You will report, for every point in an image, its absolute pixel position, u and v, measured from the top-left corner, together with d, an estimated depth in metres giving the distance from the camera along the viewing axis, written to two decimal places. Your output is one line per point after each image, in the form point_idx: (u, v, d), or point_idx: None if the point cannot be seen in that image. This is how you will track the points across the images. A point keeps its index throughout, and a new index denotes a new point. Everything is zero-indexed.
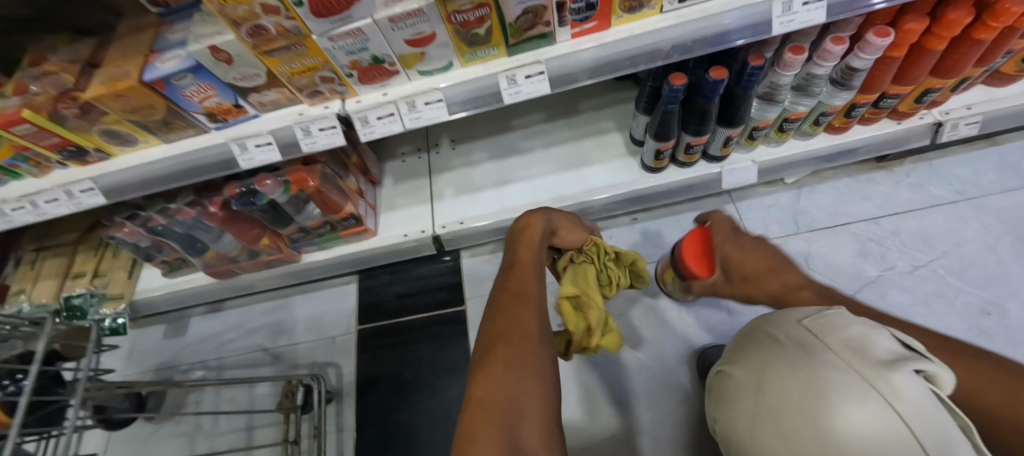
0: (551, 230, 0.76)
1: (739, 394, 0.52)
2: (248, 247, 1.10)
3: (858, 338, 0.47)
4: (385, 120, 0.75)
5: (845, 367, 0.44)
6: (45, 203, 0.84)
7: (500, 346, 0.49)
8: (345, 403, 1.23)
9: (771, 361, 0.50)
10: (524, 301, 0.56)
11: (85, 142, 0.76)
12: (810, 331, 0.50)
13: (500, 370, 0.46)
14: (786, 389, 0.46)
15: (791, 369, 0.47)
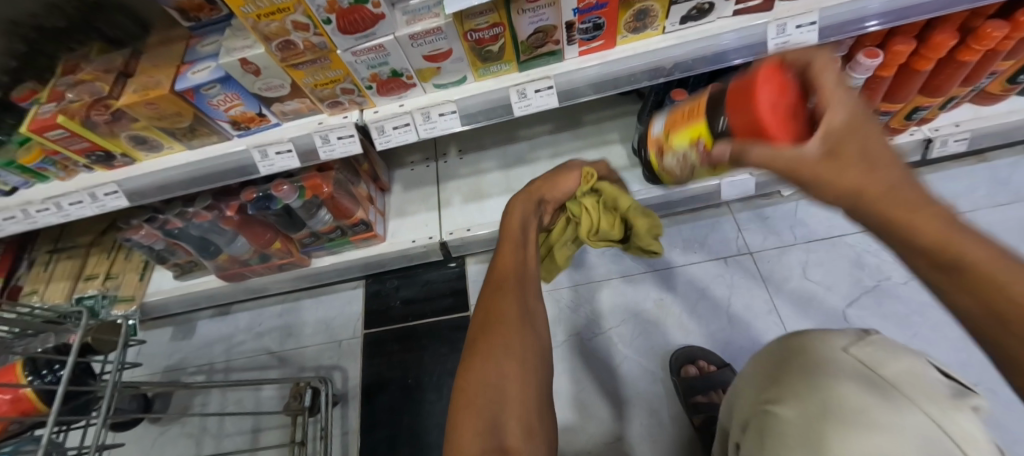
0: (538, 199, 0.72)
1: (781, 439, 0.43)
2: (260, 250, 1.13)
3: (910, 370, 0.43)
4: (401, 130, 0.79)
5: (914, 415, 0.39)
6: (69, 205, 0.87)
7: (485, 338, 0.51)
8: (350, 406, 1.25)
9: (824, 400, 0.43)
10: (507, 289, 0.56)
11: (112, 147, 0.80)
12: (862, 362, 0.45)
13: (484, 361, 0.49)
14: (868, 442, 0.38)
15: (863, 415, 0.40)
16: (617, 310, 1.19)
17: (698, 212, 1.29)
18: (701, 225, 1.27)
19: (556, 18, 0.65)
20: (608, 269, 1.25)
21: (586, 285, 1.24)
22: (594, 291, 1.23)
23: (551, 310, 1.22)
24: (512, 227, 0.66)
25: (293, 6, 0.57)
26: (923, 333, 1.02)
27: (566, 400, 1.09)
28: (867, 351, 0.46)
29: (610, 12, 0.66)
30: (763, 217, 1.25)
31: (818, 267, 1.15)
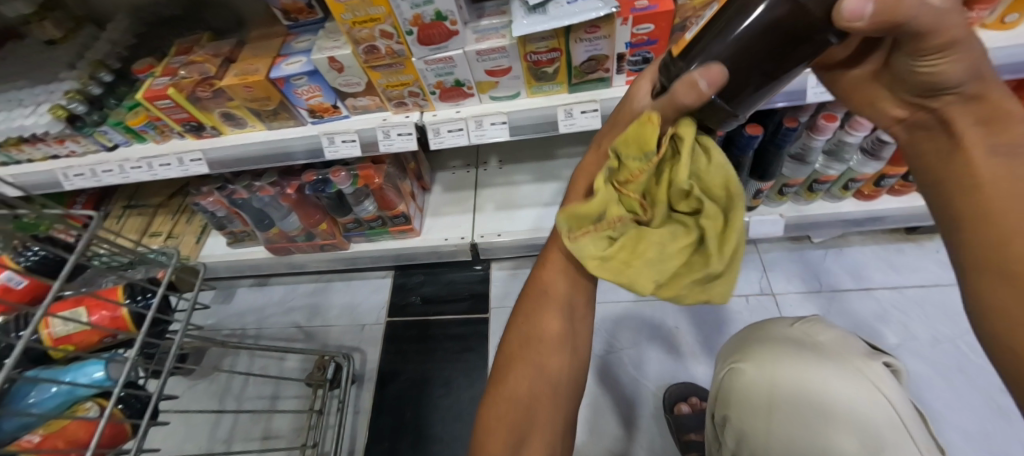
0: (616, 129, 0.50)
1: (746, 389, 0.61)
2: (308, 229, 1.23)
3: (839, 337, 0.62)
4: (454, 134, 0.87)
5: (842, 368, 0.57)
6: (159, 166, 0.99)
7: (522, 346, 0.53)
8: (365, 387, 1.31)
9: (779, 361, 0.60)
10: (550, 298, 0.53)
11: (205, 120, 0.91)
12: (803, 332, 0.64)
13: (519, 374, 0.51)
14: (806, 389, 0.57)
15: (802, 369, 0.58)
16: (633, 333, 1.21)
17: None
18: None
19: (609, 49, 0.72)
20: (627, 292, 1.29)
21: (604, 304, 1.28)
22: (612, 311, 1.26)
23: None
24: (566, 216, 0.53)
25: (384, 17, 0.66)
26: (945, 399, 1.00)
27: None
28: (809, 327, 0.65)
29: (659, 48, 0.73)
30: (790, 261, 1.26)
31: (843, 317, 1.14)
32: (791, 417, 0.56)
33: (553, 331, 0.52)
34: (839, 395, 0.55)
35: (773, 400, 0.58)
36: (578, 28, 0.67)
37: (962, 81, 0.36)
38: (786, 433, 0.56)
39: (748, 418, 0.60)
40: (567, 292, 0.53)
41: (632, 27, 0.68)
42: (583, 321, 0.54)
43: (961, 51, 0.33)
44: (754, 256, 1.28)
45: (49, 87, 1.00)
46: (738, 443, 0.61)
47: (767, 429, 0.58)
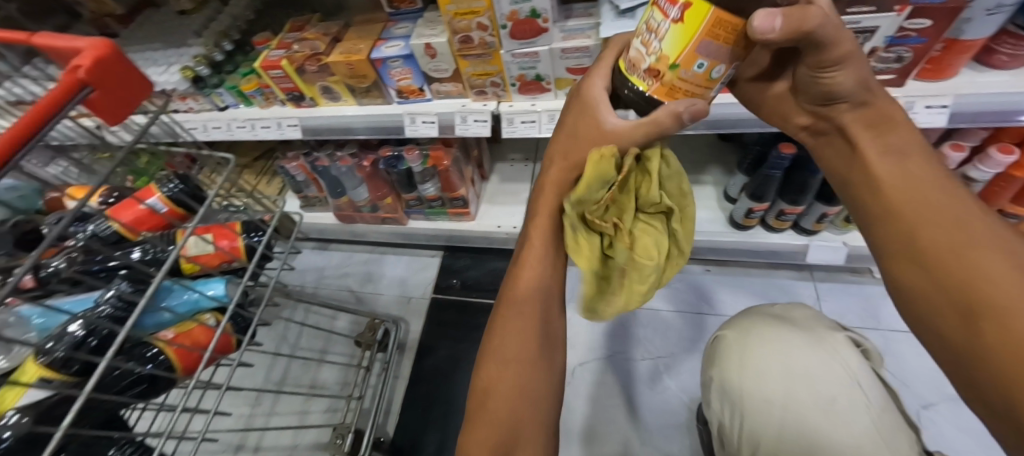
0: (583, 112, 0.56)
1: (728, 347, 0.77)
2: (374, 201, 1.33)
3: (807, 315, 0.80)
4: (527, 125, 0.92)
5: (811, 338, 0.73)
6: (260, 127, 1.11)
7: (499, 368, 0.52)
8: (405, 356, 1.39)
9: (757, 329, 0.76)
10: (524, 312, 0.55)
11: (307, 91, 1.02)
12: (780, 311, 0.81)
13: (499, 394, 0.50)
14: (777, 349, 0.72)
15: (775, 334, 0.75)
16: (662, 344, 1.23)
17: (776, 270, 1.29)
18: (773, 283, 1.27)
19: None
20: (669, 301, 1.30)
21: (644, 310, 1.29)
22: (638, 320, 1.28)
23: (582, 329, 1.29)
24: (536, 227, 0.57)
25: (483, 11, 0.73)
26: None
27: (602, 404, 1.16)
28: (785, 309, 0.82)
29: None
30: (847, 293, 1.22)
31: (899, 358, 1.10)
32: (760, 368, 0.71)
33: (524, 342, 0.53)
34: (799, 353, 0.71)
35: (749, 357, 0.73)
36: None
37: (849, 92, 0.46)
38: (761, 382, 0.70)
39: (731, 375, 0.73)
40: (529, 290, 0.56)
41: None
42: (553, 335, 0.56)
43: (848, 65, 0.43)
44: (809, 283, 1.25)
45: (179, 51, 1.15)
46: (719, 393, 0.74)
47: (744, 382, 0.71)
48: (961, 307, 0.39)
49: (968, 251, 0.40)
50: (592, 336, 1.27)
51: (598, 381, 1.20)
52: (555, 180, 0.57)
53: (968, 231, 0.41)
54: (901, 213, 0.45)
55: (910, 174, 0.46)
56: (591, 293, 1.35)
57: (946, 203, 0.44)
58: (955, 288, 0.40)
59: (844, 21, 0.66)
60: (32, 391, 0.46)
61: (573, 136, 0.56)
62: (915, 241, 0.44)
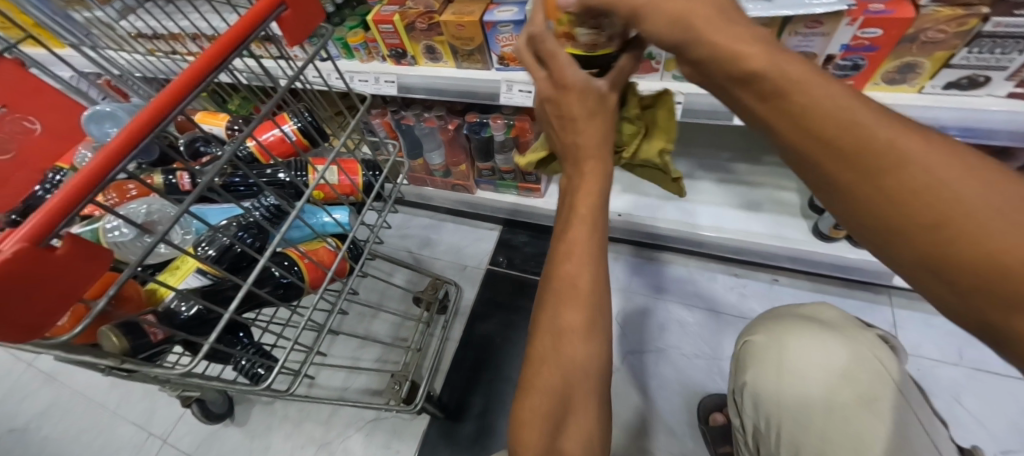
0: (561, 106, 0.53)
1: (764, 355, 0.79)
2: (449, 166, 1.35)
3: (832, 317, 0.80)
4: None
5: (843, 339, 0.74)
6: (358, 81, 1.15)
7: (550, 343, 0.51)
8: (457, 320, 1.41)
9: (784, 334, 0.79)
10: (577, 293, 0.51)
11: (410, 49, 1.06)
12: (808, 315, 0.82)
13: (548, 369, 0.50)
14: (805, 354, 0.74)
15: (804, 339, 0.76)
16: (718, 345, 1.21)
17: (851, 289, 1.23)
18: (848, 303, 1.21)
19: (822, 48, 0.73)
20: (731, 305, 1.27)
21: (703, 312, 1.27)
22: (692, 320, 1.26)
23: (620, 316, 1.29)
24: (582, 207, 0.53)
25: None
26: None
27: (648, 395, 1.17)
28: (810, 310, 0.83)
29: (877, 56, 0.72)
30: (928, 324, 1.15)
31: (979, 398, 1.03)
32: (797, 375, 0.73)
33: (575, 325, 0.50)
34: (831, 352, 0.73)
35: (778, 363, 0.76)
36: (799, 21, 0.69)
37: (678, 38, 0.38)
38: (791, 386, 0.73)
39: (762, 379, 0.77)
40: (594, 285, 0.51)
41: (857, 29, 0.69)
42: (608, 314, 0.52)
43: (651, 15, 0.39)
44: (886, 308, 1.19)
45: None
46: (752, 404, 0.78)
47: (775, 385, 0.75)
48: (942, 245, 0.27)
49: (917, 170, 0.28)
50: (646, 327, 1.27)
51: (649, 372, 1.20)
52: (594, 159, 0.54)
53: (882, 144, 0.29)
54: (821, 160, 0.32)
55: (792, 98, 0.32)
56: (648, 286, 1.34)
57: (844, 116, 0.30)
58: (920, 222, 0.28)
59: (1010, 23, 0.61)
60: (194, 277, 0.52)
61: (577, 120, 0.52)
62: (855, 172, 0.30)
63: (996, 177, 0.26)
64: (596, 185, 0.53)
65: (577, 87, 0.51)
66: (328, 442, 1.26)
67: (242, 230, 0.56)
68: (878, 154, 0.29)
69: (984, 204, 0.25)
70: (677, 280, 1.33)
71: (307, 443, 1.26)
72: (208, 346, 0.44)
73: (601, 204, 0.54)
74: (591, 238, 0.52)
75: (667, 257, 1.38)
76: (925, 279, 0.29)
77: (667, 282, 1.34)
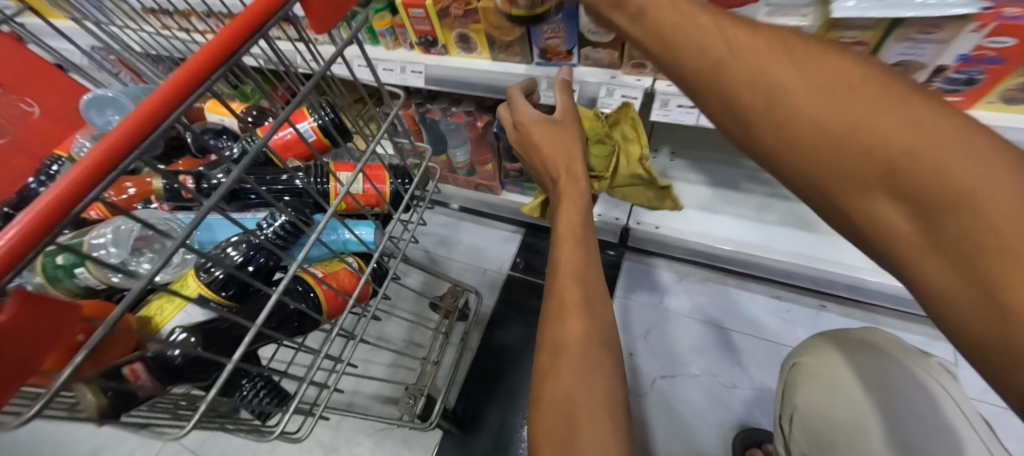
0: (531, 141, 0.78)
1: (815, 377, 0.72)
2: (474, 164, 1.25)
3: (886, 339, 0.74)
4: (684, 110, 0.82)
5: (909, 369, 0.68)
6: (383, 70, 1.05)
7: (549, 351, 0.57)
8: (475, 327, 1.33)
9: (842, 357, 0.71)
10: (565, 302, 0.61)
11: (442, 37, 0.96)
12: (863, 335, 0.75)
13: (556, 381, 0.54)
14: (862, 378, 0.68)
15: (864, 364, 0.69)
16: (759, 375, 1.12)
17: (907, 321, 1.13)
18: (905, 337, 1.11)
19: (933, 57, 0.62)
20: (773, 331, 1.18)
21: (739, 334, 1.18)
22: (731, 346, 1.17)
23: (624, 321, 1.24)
24: (565, 213, 0.70)
25: None
26: None
27: (681, 422, 1.09)
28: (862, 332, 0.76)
29: (1000, 70, 0.61)
30: None
31: None
32: (854, 397, 0.66)
33: (572, 339, 0.57)
34: (897, 380, 0.66)
35: (829, 385, 0.69)
36: (912, 24, 0.59)
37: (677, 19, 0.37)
38: (840, 409, 0.66)
39: (807, 401, 0.71)
40: (580, 295, 0.61)
41: (985, 37, 0.57)
42: (597, 322, 0.60)
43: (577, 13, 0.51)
44: (947, 345, 1.09)
45: None
46: (801, 428, 0.70)
47: (823, 408, 0.68)
48: (802, 146, 0.31)
49: (773, 87, 0.32)
50: (681, 350, 1.18)
51: (681, 397, 1.12)
52: (567, 169, 0.74)
53: (738, 71, 0.34)
54: (786, 123, 0.32)
55: (724, 67, 0.35)
56: (677, 300, 1.26)
57: (761, 71, 0.33)
58: (782, 132, 0.32)
59: None
60: (193, 306, 0.45)
61: (541, 147, 0.76)
62: (730, 98, 0.35)
63: (826, 78, 0.31)
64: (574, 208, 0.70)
65: (531, 125, 0.76)
66: (336, 448, 1.20)
67: (253, 250, 0.50)
68: (747, 81, 0.33)
69: (828, 103, 0.30)
70: (711, 297, 1.25)
71: (313, 449, 1.20)
72: (207, 402, 0.37)
73: (582, 222, 0.70)
74: (575, 250, 0.65)
75: (704, 273, 1.28)
76: (803, 182, 0.33)
77: (701, 300, 1.25)
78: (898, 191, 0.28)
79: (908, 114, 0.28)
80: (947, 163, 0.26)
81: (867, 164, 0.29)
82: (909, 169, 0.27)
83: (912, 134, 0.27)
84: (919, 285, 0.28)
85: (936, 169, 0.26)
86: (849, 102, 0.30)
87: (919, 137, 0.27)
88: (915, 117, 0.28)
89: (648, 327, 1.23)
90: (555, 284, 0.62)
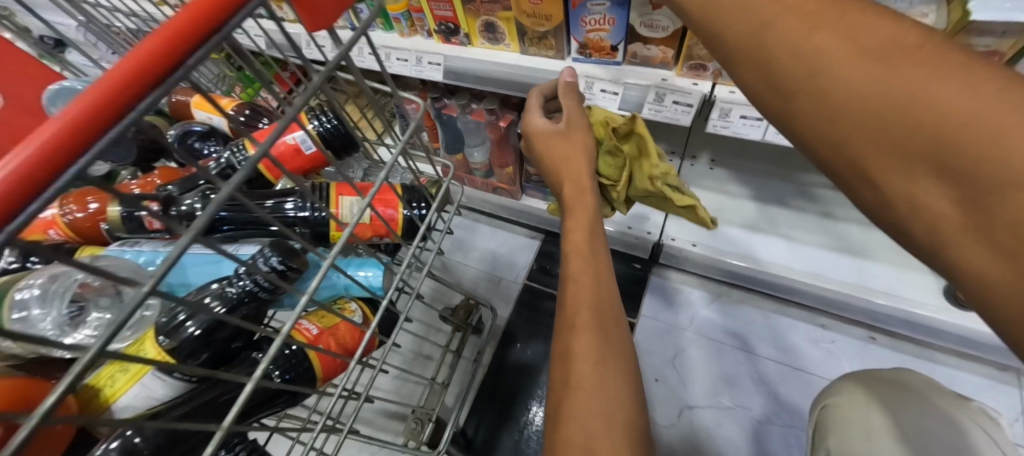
0: (538, 157, 0.68)
1: (842, 418, 0.63)
2: (493, 166, 1.14)
3: (923, 380, 0.65)
4: (748, 122, 0.70)
5: (958, 416, 0.59)
6: (396, 59, 0.93)
7: (559, 392, 0.47)
8: (488, 341, 1.23)
9: (879, 398, 0.62)
10: (576, 328, 0.50)
11: (464, 25, 0.84)
12: (894, 376, 0.67)
13: (569, 432, 0.43)
14: (898, 420, 0.59)
15: (901, 407, 0.61)
16: (799, 411, 1.01)
17: (969, 360, 1.02)
18: (965, 379, 1.00)
19: None
20: (815, 364, 1.06)
21: (779, 364, 1.07)
22: (767, 377, 1.06)
23: (641, 335, 1.15)
24: (577, 230, 0.59)
25: None
26: None
27: None
28: (892, 373, 0.68)
29: None
30: None
31: None
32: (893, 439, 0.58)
33: (586, 380, 0.46)
34: (942, 426, 0.58)
35: (868, 425, 0.60)
36: None
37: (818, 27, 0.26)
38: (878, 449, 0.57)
39: (843, 444, 0.59)
40: (594, 319, 0.50)
41: None
42: (620, 365, 0.48)
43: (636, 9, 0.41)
44: (1014, 390, 0.97)
45: None
46: None
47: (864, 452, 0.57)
48: (839, 118, 0.26)
49: (811, 50, 0.27)
50: (710, 378, 1.08)
51: (709, 431, 1.02)
52: (586, 185, 0.63)
53: (781, 36, 0.28)
54: (825, 105, 0.26)
55: (768, 49, 0.29)
56: (709, 322, 1.15)
57: (810, 52, 0.27)
58: (820, 102, 0.27)
59: None
60: (152, 377, 0.36)
61: (549, 161, 0.66)
62: (766, 68, 0.29)
63: (876, 39, 0.25)
64: (580, 238, 0.58)
65: (539, 138, 0.66)
66: None
67: None
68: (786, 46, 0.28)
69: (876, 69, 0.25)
70: (746, 320, 1.14)
71: None
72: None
73: (595, 236, 0.59)
74: (599, 274, 0.54)
75: (740, 294, 1.17)
76: (832, 162, 0.27)
77: (734, 322, 1.14)
78: (951, 174, 0.22)
79: (1006, 87, 0.21)
80: (1010, 135, 0.20)
81: (912, 141, 0.23)
82: (968, 147, 0.21)
83: (980, 100, 0.21)
84: (959, 281, 0.23)
85: (997, 145, 0.20)
86: (900, 65, 0.24)
87: (994, 102, 0.21)
88: (975, 84, 0.22)
89: (674, 351, 1.12)
90: (577, 330, 0.49)
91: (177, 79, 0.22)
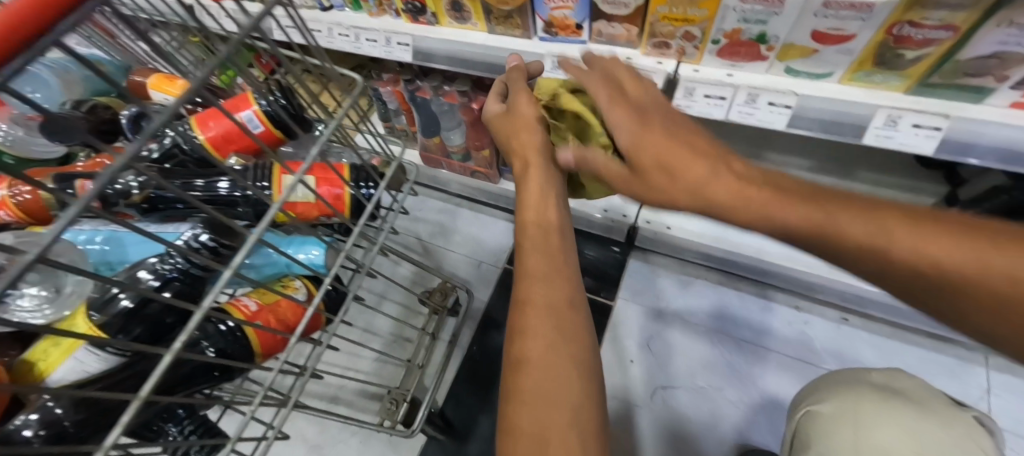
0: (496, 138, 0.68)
1: (830, 426, 0.60)
2: (470, 149, 1.14)
3: (915, 387, 0.64)
4: (712, 101, 0.69)
5: (947, 422, 0.57)
6: (365, 40, 0.91)
7: (513, 371, 0.47)
8: (468, 324, 1.25)
9: (865, 403, 0.61)
10: (531, 306, 0.50)
11: (430, 3, 0.82)
12: (884, 380, 0.65)
13: (521, 411, 0.43)
14: (887, 423, 0.58)
15: (887, 409, 0.59)
16: (774, 393, 1.03)
17: (938, 341, 1.03)
18: (932, 358, 1.01)
19: None
20: (788, 344, 1.08)
21: (755, 346, 1.09)
22: (744, 359, 1.07)
23: (621, 319, 1.15)
24: (529, 207, 0.59)
25: (699, 20, 0.62)
26: None
27: (679, 438, 1.01)
28: (882, 377, 0.66)
29: None
30: None
31: None
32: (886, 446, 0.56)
33: (538, 357, 0.46)
34: (934, 434, 0.56)
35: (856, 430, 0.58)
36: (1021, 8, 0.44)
37: None
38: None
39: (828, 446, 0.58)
40: (548, 296, 0.50)
41: None
42: (577, 339, 0.49)
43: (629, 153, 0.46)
44: (979, 369, 0.99)
45: None
46: None
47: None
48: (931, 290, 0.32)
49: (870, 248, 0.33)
50: (690, 361, 1.09)
51: (682, 410, 1.03)
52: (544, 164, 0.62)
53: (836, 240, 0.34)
54: (911, 286, 0.33)
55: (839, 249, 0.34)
56: (687, 305, 1.16)
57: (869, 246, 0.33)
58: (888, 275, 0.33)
59: None
60: (83, 352, 0.36)
61: (505, 142, 0.67)
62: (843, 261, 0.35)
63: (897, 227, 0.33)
64: (535, 216, 0.58)
65: (492, 121, 0.68)
66: (320, 444, 1.12)
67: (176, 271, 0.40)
68: (774, 221, 0.37)
69: (863, 227, 0.34)
70: (725, 303, 1.15)
71: (296, 444, 1.13)
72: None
73: (552, 215, 0.58)
74: (557, 254, 0.54)
75: (717, 277, 1.18)
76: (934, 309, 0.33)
77: (711, 305, 1.15)
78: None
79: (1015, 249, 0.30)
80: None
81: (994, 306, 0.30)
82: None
83: (942, 242, 0.31)
84: None
85: None
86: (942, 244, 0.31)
87: None
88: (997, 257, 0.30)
89: (653, 334, 1.13)
90: (533, 308, 0.49)
91: (46, 42, 0.23)
